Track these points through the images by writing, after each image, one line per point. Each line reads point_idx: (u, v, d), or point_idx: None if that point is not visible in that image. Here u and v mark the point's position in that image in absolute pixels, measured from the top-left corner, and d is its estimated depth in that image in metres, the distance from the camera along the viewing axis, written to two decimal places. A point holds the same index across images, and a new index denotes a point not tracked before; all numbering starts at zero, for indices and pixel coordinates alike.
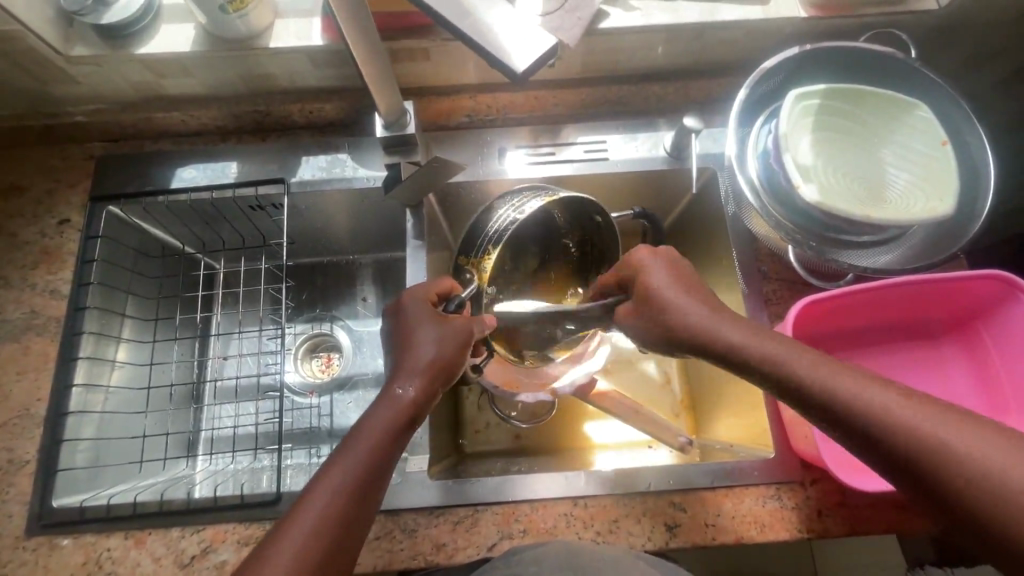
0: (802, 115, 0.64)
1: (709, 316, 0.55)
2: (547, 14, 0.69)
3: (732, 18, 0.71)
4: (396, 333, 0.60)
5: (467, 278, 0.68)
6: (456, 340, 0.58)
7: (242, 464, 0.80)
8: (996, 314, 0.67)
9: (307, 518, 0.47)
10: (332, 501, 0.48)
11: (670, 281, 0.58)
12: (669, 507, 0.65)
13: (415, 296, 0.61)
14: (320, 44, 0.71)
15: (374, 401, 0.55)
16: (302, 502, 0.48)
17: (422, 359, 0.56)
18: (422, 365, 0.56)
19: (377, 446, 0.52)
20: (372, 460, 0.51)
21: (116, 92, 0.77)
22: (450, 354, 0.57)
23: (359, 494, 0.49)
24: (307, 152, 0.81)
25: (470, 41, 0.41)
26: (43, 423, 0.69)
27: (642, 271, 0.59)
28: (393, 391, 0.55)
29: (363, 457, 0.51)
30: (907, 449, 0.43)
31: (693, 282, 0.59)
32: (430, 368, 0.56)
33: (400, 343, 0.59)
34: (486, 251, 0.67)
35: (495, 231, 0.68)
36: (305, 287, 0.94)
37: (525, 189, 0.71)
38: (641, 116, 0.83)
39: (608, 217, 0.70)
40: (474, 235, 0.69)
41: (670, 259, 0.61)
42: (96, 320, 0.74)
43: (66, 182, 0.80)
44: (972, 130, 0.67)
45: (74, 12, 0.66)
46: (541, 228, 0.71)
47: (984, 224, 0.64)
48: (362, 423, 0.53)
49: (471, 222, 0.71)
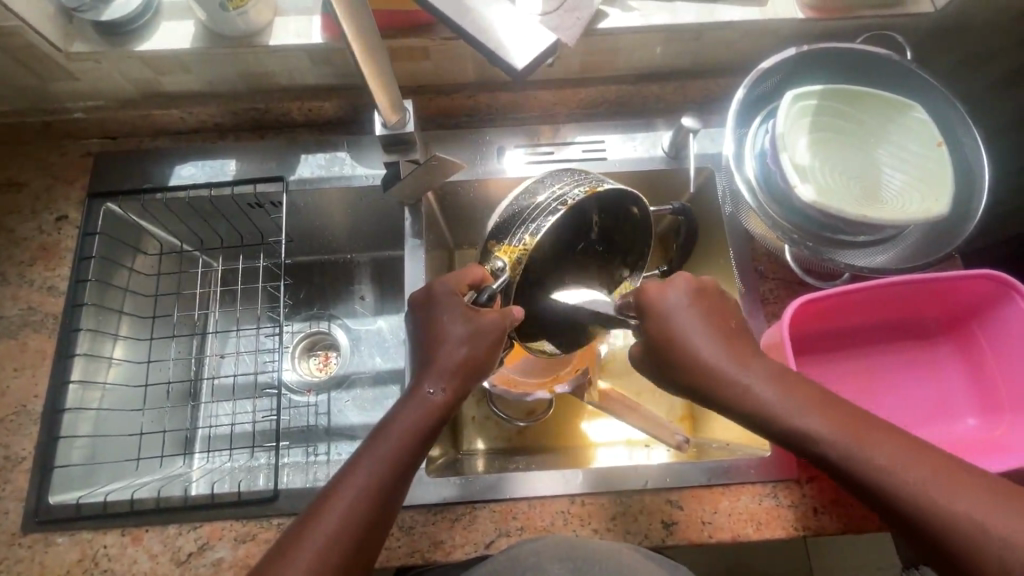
0: (799, 115, 0.65)
1: (728, 351, 0.55)
2: (546, 13, 0.69)
3: (729, 18, 0.71)
4: (423, 328, 0.59)
5: (500, 266, 0.63)
6: (489, 338, 0.57)
7: (238, 462, 0.79)
8: (989, 314, 0.68)
9: (331, 518, 0.49)
10: (353, 501, 0.49)
11: (687, 314, 0.56)
12: (666, 505, 0.66)
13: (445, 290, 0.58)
14: (320, 43, 0.71)
15: (403, 400, 0.55)
16: (325, 500, 0.50)
17: (451, 359, 0.56)
18: (454, 366, 0.56)
19: (397, 446, 0.52)
20: (395, 459, 0.52)
21: (115, 89, 0.77)
22: (488, 356, 0.57)
23: (381, 495, 0.50)
24: (306, 150, 0.81)
25: (470, 39, 0.41)
26: (39, 420, 0.69)
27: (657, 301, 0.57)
28: (423, 391, 0.55)
29: (385, 455, 0.52)
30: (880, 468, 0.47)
31: (711, 311, 0.57)
32: (462, 367, 0.56)
33: (428, 340, 0.58)
34: (520, 241, 0.63)
35: (534, 221, 0.64)
36: (303, 286, 0.93)
37: (565, 179, 0.67)
38: (639, 117, 0.83)
39: (644, 209, 0.68)
40: (508, 220, 0.66)
41: (693, 289, 0.58)
42: (93, 317, 0.74)
43: (64, 179, 0.79)
44: (967, 131, 0.68)
45: (74, 9, 0.66)
46: (581, 222, 0.66)
47: (978, 224, 0.65)
48: (391, 422, 0.54)
49: (509, 209, 0.66)
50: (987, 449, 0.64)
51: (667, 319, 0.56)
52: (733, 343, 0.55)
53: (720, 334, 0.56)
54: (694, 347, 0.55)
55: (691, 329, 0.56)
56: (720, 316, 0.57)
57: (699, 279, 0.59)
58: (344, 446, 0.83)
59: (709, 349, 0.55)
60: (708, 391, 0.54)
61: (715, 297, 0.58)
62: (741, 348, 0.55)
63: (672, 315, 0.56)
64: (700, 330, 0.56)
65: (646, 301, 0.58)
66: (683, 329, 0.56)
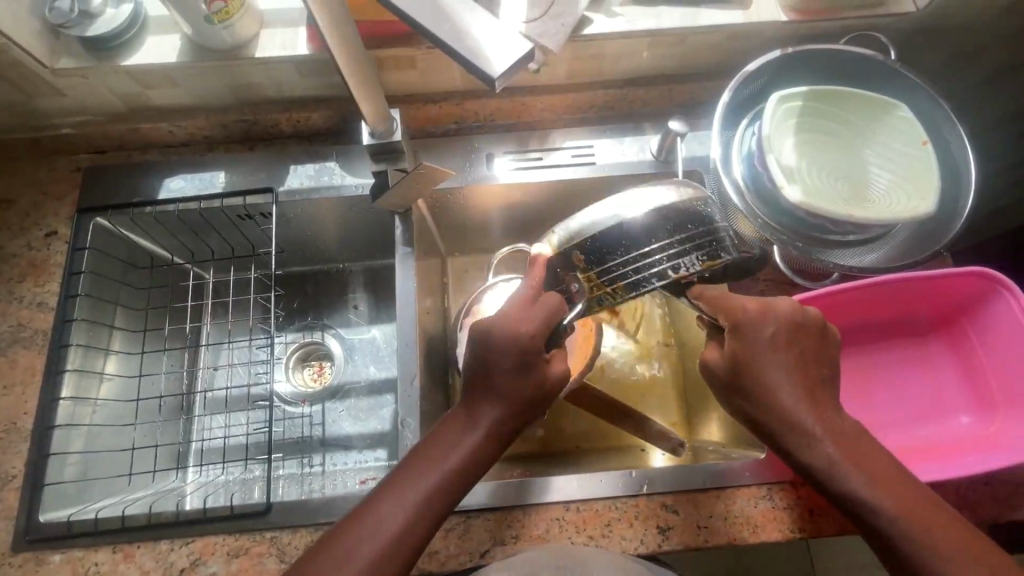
0: (785, 117, 0.65)
1: (797, 388, 0.52)
2: (530, 20, 0.69)
3: (713, 22, 0.72)
4: (479, 367, 0.55)
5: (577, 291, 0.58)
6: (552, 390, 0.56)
7: (232, 475, 0.79)
8: (981, 310, 0.68)
9: (365, 553, 0.49)
10: (394, 536, 0.50)
11: (773, 352, 0.53)
12: (661, 510, 0.65)
13: (516, 350, 0.53)
14: (306, 54, 0.71)
15: (446, 438, 0.54)
16: (359, 529, 0.50)
17: (498, 402, 0.54)
18: (500, 413, 0.54)
19: (440, 480, 0.52)
20: (432, 496, 0.52)
21: (103, 104, 0.77)
22: (542, 405, 0.56)
23: (418, 530, 0.51)
24: (295, 161, 0.81)
25: (445, 46, 0.39)
26: (30, 437, 0.68)
27: (751, 333, 0.53)
28: (467, 433, 0.54)
29: (418, 498, 0.52)
30: (876, 508, 0.49)
31: (806, 343, 0.54)
32: (513, 411, 0.55)
33: (481, 380, 0.55)
34: (614, 285, 0.55)
35: (634, 269, 0.55)
36: (295, 296, 0.93)
37: (683, 228, 0.55)
38: (627, 121, 0.83)
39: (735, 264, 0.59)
40: (619, 245, 0.56)
41: (792, 330, 0.54)
42: (85, 332, 0.74)
43: (53, 194, 0.79)
44: (952, 129, 0.68)
45: (60, 25, 0.67)
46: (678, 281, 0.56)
47: (967, 221, 0.65)
48: (430, 460, 0.53)
49: (612, 228, 0.56)
50: (982, 447, 0.64)
51: (755, 356, 0.53)
52: (810, 383, 0.53)
53: (800, 378, 0.53)
54: (778, 385, 0.52)
55: (784, 369, 0.53)
56: (814, 359, 0.54)
57: (804, 312, 0.55)
58: (338, 457, 0.83)
59: (781, 385, 0.52)
60: (764, 413, 0.53)
61: (813, 338, 0.54)
62: (812, 388, 0.53)
63: (757, 360, 0.53)
64: (778, 360, 0.53)
65: (743, 331, 0.54)
66: (763, 363, 0.53)
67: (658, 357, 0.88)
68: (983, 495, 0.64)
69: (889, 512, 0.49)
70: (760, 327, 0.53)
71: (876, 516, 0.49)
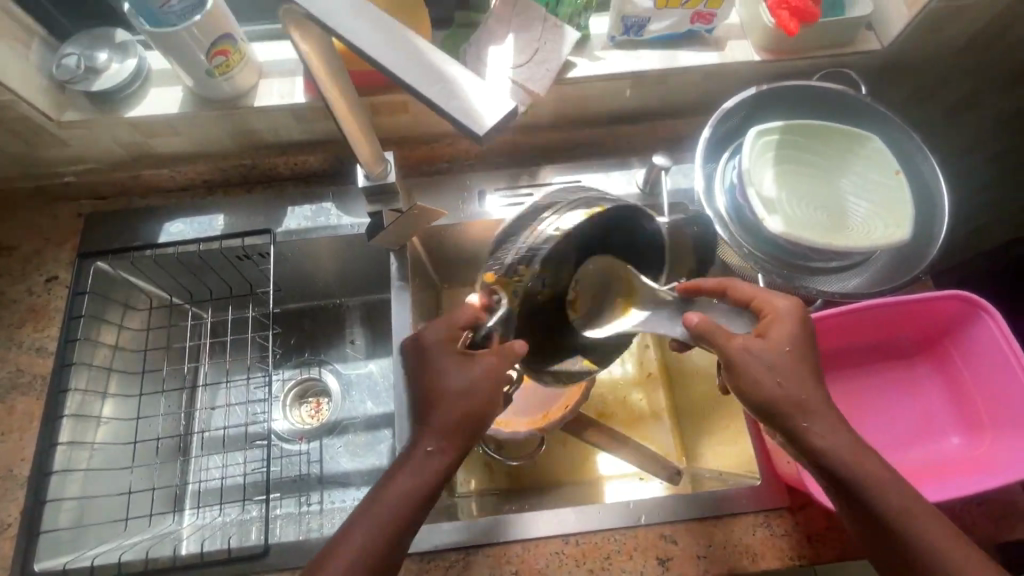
0: (763, 150, 0.68)
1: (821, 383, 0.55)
2: (516, 66, 0.73)
3: (690, 63, 0.76)
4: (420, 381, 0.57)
5: (495, 299, 0.59)
6: (486, 385, 0.55)
7: (230, 516, 0.79)
8: (962, 332, 0.70)
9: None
10: (358, 560, 0.50)
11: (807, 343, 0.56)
12: (661, 540, 0.65)
13: (420, 345, 0.58)
14: (303, 102, 0.74)
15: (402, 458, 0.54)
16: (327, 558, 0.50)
17: (453, 417, 0.55)
18: (450, 426, 0.54)
19: (398, 501, 0.52)
20: (392, 519, 0.52)
21: (106, 153, 0.79)
22: (481, 399, 0.55)
23: (378, 552, 0.51)
24: (292, 203, 0.83)
25: (433, 103, 0.41)
26: (26, 484, 0.68)
27: (786, 321, 0.56)
28: (421, 451, 0.54)
29: (383, 519, 0.51)
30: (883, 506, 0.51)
31: (806, 341, 0.56)
32: (461, 424, 0.55)
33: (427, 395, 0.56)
34: (515, 272, 0.57)
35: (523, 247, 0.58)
36: (293, 333, 0.94)
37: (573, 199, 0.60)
38: (614, 156, 0.86)
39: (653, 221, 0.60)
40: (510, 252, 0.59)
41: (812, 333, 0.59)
42: (83, 376, 0.74)
43: (55, 240, 0.81)
44: (924, 159, 0.71)
45: (66, 81, 0.70)
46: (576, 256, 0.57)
47: (942, 247, 0.67)
48: (387, 480, 0.53)
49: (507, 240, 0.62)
50: (973, 467, 0.64)
51: (795, 343, 0.56)
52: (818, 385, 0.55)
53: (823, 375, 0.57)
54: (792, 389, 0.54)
55: (804, 363, 0.55)
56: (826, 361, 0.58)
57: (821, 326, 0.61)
58: (336, 494, 0.82)
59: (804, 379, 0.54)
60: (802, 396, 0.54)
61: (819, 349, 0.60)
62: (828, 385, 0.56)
63: (795, 344, 0.56)
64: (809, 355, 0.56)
65: (785, 321, 0.57)
66: (800, 352, 0.55)
67: (654, 385, 0.89)
68: (978, 515, 0.65)
69: (890, 512, 0.51)
70: (796, 319, 0.57)
71: (866, 517, 0.51)
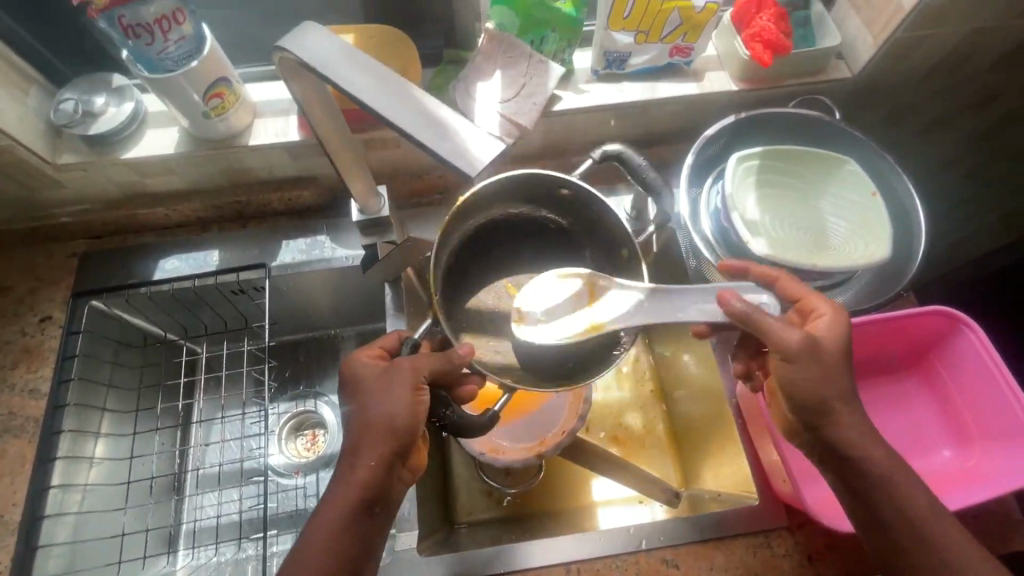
0: (744, 175, 0.70)
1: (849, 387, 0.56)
2: (504, 101, 0.76)
3: (670, 95, 0.79)
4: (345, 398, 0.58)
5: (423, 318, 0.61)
6: (404, 388, 0.55)
7: (225, 556, 0.78)
8: (946, 346, 0.71)
9: None
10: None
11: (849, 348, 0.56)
12: (662, 564, 0.65)
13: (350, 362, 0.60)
14: (297, 139, 0.76)
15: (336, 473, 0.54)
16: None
17: (377, 427, 0.54)
18: (374, 429, 0.54)
19: (337, 514, 0.52)
20: (331, 532, 0.51)
21: (102, 194, 0.81)
22: (397, 401, 0.54)
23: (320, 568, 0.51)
24: (287, 237, 0.85)
25: (425, 145, 0.43)
26: (17, 530, 0.67)
27: (832, 324, 0.56)
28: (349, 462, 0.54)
29: (328, 534, 0.51)
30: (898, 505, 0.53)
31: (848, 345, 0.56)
32: (381, 429, 0.54)
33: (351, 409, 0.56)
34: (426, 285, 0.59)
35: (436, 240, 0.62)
36: (287, 365, 0.94)
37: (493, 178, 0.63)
38: (601, 183, 0.89)
39: (569, 183, 0.61)
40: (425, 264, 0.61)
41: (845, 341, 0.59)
42: (74, 417, 0.74)
43: (49, 280, 0.81)
44: (899, 179, 0.74)
45: (63, 125, 0.71)
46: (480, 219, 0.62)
47: (922, 264, 0.69)
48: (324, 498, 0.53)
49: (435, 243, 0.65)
50: (965, 480, 0.65)
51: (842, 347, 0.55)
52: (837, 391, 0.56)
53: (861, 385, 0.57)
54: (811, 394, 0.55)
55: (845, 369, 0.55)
56: None
57: None
58: None
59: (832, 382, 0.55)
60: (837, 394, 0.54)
61: None
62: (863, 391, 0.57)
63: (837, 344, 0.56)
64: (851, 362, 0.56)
65: (834, 321, 0.56)
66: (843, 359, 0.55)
67: (647, 403, 0.87)
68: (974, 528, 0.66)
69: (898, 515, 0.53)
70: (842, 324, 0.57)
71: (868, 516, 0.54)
